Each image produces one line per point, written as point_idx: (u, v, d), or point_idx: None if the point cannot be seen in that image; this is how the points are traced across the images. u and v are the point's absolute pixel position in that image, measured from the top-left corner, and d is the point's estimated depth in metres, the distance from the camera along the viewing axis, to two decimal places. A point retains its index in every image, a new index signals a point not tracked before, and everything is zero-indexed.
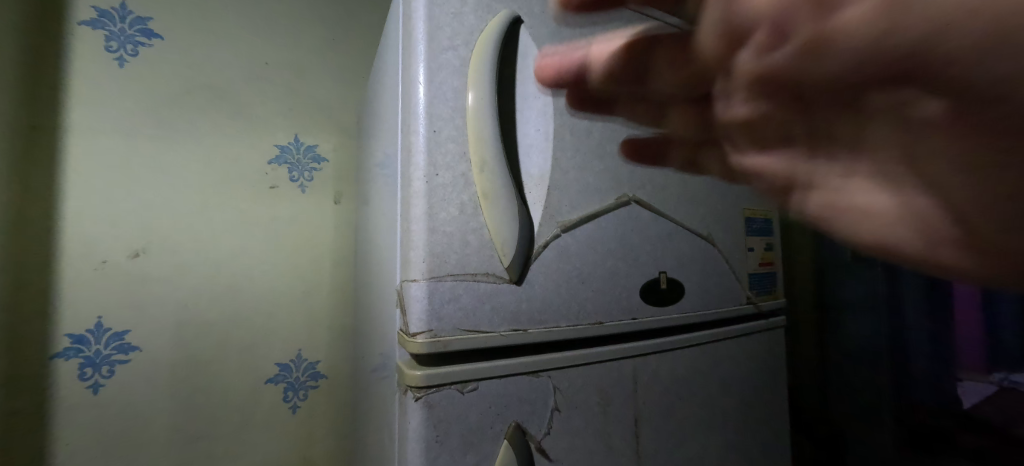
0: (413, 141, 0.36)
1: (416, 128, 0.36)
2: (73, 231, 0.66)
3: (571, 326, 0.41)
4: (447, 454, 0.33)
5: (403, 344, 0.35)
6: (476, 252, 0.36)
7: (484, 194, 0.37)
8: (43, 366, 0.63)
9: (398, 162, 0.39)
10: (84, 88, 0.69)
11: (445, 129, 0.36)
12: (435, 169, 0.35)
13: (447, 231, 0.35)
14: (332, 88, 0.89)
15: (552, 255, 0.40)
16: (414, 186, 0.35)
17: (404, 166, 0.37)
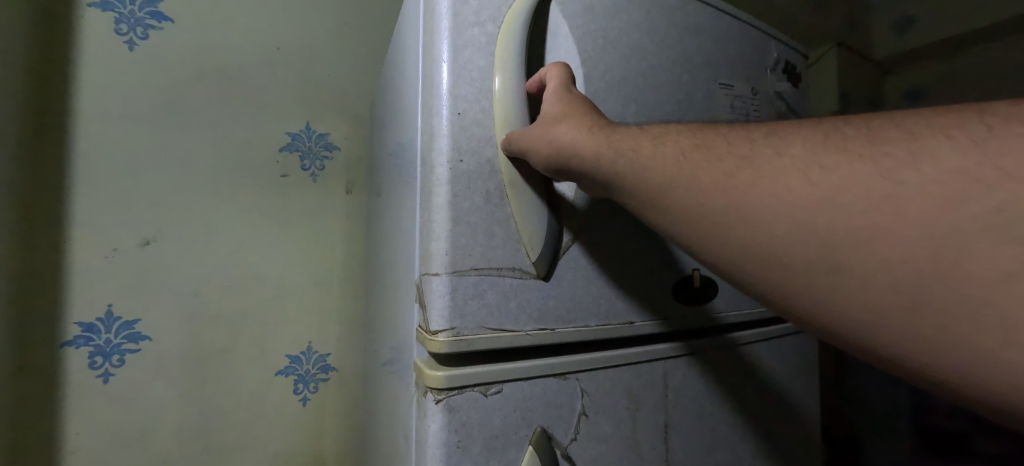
0: (435, 124, 0.33)
1: (439, 110, 0.33)
2: (84, 218, 0.65)
3: (600, 326, 0.38)
4: (470, 461, 0.31)
5: (423, 342, 0.33)
6: (502, 245, 0.34)
7: (511, 183, 0.34)
8: (53, 355, 0.62)
9: (419, 148, 0.36)
10: (93, 71, 0.67)
11: (469, 111, 0.34)
12: (459, 155, 0.33)
13: (471, 222, 0.33)
14: (342, 74, 0.86)
15: (583, 250, 0.38)
16: (436, 173, 0.32)
17: (425, 152, 0.34)
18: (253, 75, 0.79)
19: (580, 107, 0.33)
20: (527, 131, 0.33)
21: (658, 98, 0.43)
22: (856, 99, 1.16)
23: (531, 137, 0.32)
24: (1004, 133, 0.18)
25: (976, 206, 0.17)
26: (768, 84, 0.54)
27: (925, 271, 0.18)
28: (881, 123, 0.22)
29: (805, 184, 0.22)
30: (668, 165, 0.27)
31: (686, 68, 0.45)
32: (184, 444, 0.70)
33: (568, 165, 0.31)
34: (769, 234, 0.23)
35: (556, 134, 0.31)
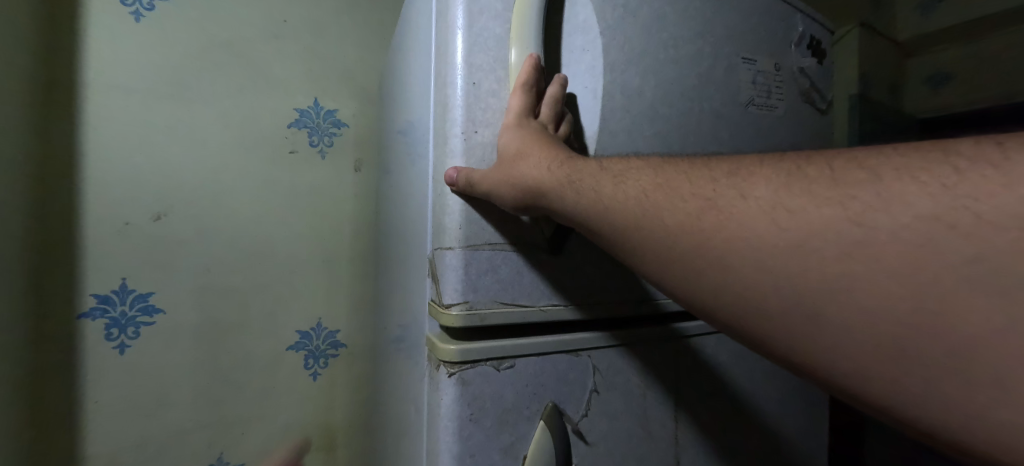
0: (449, 94, 0.32)
1: (453, 80, 0.32)
2: (94, 192, 0.65)
3: (592, 309, 0.37)
4: (482, 434, 0.31)
5: (435, 315, 0.33)
6: (514, 221, 0.34)
7: (490, 208, 0.33)
8: (70, 325, 0.63)
9: (431, 122, 0.35)
10: (100, 42, 0.66)
11: (484, 81, 0.32)
12: (473, 125, 0.32)
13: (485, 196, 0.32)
14: (351, 50, 0.84)
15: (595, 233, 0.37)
16: (451, 144, 0.32)
17: (438, 125, 0.34)
18: (260, 49, 0.77)
19: (541, 136, 0.31)
20: (489, 173, 0.30)
21: (678, 74, 0.41)
22: (880, 82, 1.11)
23: (492, 179, 0.30)
24: (972, 175, 0.16)
25: (953, 254, 0.16)
26: (792, 59, 0.52)
27: (907, 323, 0.17)
28: (845, 163, 0.20)
29: (772, 228, 0.21)
30: (630, 205, 0.26)
31: (709, 40, 0.44)
32: (199, 413, 0.72)
33: (527, 204, 0.30)
34: (739, 281, 0.22)
35: (519, 173, 0.30)
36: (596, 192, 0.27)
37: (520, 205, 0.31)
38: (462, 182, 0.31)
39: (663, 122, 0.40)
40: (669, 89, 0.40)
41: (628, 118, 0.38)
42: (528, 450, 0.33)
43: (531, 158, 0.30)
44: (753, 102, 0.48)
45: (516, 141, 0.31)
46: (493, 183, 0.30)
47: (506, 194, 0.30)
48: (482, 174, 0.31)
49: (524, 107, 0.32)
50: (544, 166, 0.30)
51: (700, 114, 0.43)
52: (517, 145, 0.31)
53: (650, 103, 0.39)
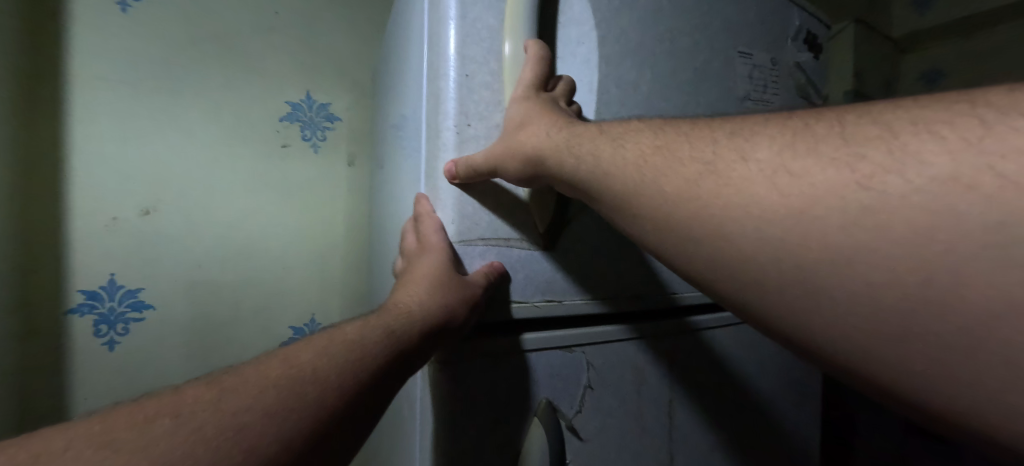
0: (442, 87, 0.31)
1: (444, 72, 0.31)
2: (81, 186, 0.64)
3: (581, 302, 0.37)
4: (477, 430, 0.31)
5: None
6: (509, 215, 0.33)
7: (488, 189, 0.32)
8: (58, 322, 0.62)
9: (423, 115, 0.35)
10: (86, 32, 0.65)
11: (477, 74, 0.32)
12: (466, 118, 0.32)
13: (477, 193, 0.32)
14: (346, 43, 0.83)
15: (592, 223, 0.37)
16: (443, 137, 0.32)
17: (431, 116, 0.33)
18: (251, 42, 0.76)
19: (549, 107, 0.30)
20: (480, 157, 0.30)
21: (674, 63, 0.41)
22: (874, 78, 1.12)
23: (494, 150, 0.30)
24: (1003, 128, 0.15)
25: (972, 219, 0.15)
26: (789, 54, 0.52)
27: (912, 297, 0.16)
28: (857, 119, 0.20)
29: (772, 193, 0.20)
30: (631, 170, 0.26)
31: (705, 34, 0.43)
32: None
33: (529, 176, 0.30)
34: (738, 251, 0.21)
35: (521, 142, 0.30)
36: (600, 154, 0.27)
37: (522, 177, 0.30)
38: (455, 167, 0.31)
39: (659, 115, 0.40)
40: (665, 81, 0.40)
41: (624, 111, 0.38)
42: (523, 445, 0.33)
43: (533, 125, 0.30)
44: (749, 97, 0.47)
45: (519, 112, 0.31)
46: (493, 153, 0.30)
47: (512, 162, 0.30)
48: (477, 157, 0.30)
49: (537, 78, 0.31)
50: (545, 139, 0.29)
51: (696, 107, 0.43)
52: (520, 112, 0.31)
53: (652, 94, 0.39)
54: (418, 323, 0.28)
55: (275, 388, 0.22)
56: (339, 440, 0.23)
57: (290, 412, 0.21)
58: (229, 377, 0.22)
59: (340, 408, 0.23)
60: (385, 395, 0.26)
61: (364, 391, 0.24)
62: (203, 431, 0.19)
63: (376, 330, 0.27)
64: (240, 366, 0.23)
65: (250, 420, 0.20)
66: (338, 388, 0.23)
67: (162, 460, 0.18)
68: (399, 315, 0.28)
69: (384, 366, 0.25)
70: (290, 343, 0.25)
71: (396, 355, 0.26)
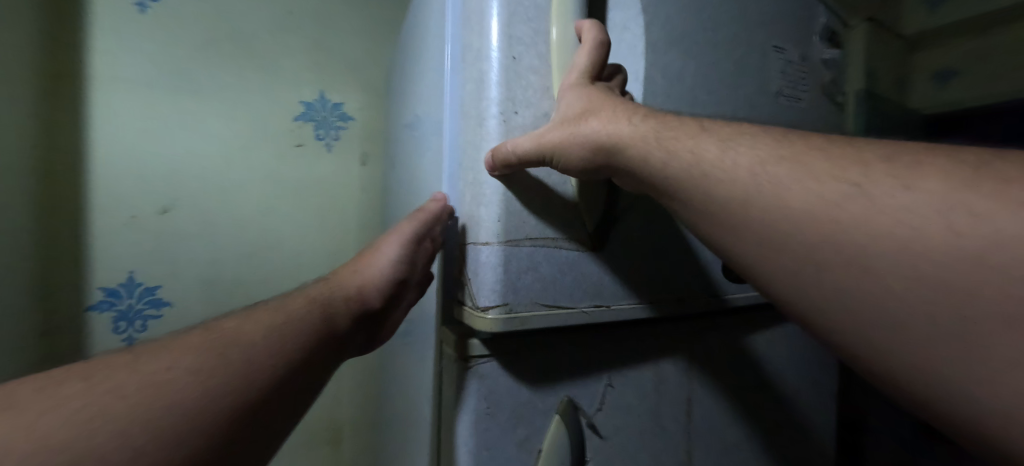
0: (487, 69, 0.31)
1: (491, 53, 0.31)
2: (100, 185, 0.65)
3: (627, 305, 0.37)
4: (501, 425, 0.31)
5: (468, 319, 0.32)
6: (556, 214, 0.33)
7: (535, 182, 0.32)
8: (79, 318, 0.64)
9: (461, 101, 0.35)
10: (105, 33, 0.66)
11: (524, 56, 0.32)
12: (513, 105, 0.32)
13: (524, 192, 0.32)
14: (357, 42, 0.84)
15: (637, 218, 0.37)
16: (487, 125, 0.32)
17: (472, 101, 0.33)
18: (266, 41, 0.77)
19: (607, 94, 0.29)
20: (527, 144, 0.28)
21: (706, 60, 0.40)
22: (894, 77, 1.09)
23: (557, 139, 0.28)
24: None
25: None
26: (815, 51, 0.51)
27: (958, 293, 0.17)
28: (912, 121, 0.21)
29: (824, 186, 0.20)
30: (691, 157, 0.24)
31: (742, 27, 0.43)
32: None
33: (592, 169, 0.29)
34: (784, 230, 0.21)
35: (583, 128, 0.27)
36: (668, 140, 0.25)
37: (582, 167, 0.29)
38: (497, 153, 0.30)
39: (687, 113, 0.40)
40: (705, 73, 0.40)
41: (670, 102, 0.38)
42: (543, 443, 0.33)
43: (595, 111, 0.28)
44: (782, 93, 0.47)
45: (576, 101, 0.29)
46: (553, 139, 0.28)
47: (571, 148, 0.28)
48: (525, 142, 0.29)
49: (594, 65, 0.30)
50: (612, 131, 0.27)
51: (737, 101, 0.43)
52: (580, 100, 0.29)
53: (685, 86, 0.39)
54: (340, 294, 0.34)
55: (196, 351, 0.24)
56: (275, 401, 0.25)
57: (214, 371, 0.23)
58: (144, 346, 0.24)
59: (269, 371, 0.25)
60: (322, 358, 0.29)
61: (294, 351, 0.27)
62: (120, 388, 0.21)
63: (299, 300, 0.31)
64: (163, 339, 0.25)
65: (173, 376, 0.22)
66: (264, 353, 0.25)
67: (76, 416, 0.19)
68: (324, 289, 0.33)
69: (310, 327, 0.29)
70: (213, 319, 0.28)
71: (325, 317, 0.31)
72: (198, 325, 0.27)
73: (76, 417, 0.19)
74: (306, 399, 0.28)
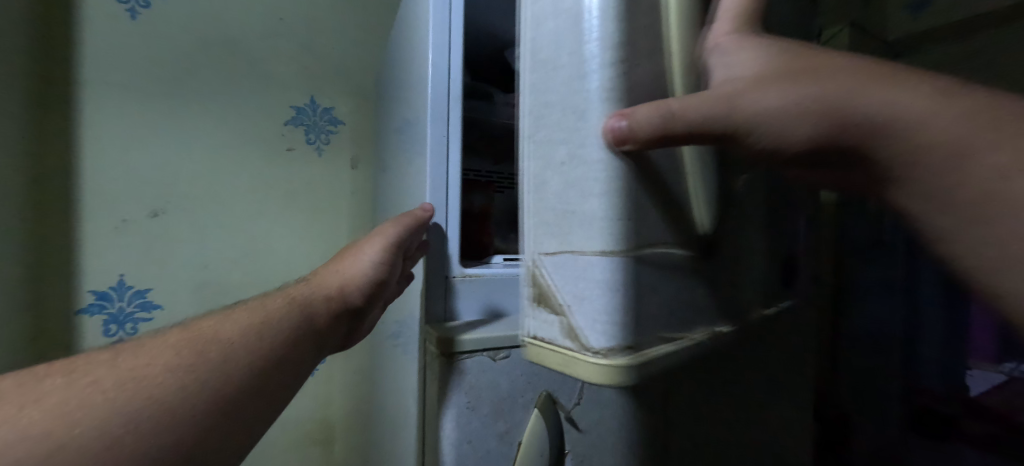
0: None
1: None
2: (91, 189, 0.65)
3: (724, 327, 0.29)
4: (481, 420, 0.33)
5: (574, 364, 0.21)
6: (676, 203, 0.24)
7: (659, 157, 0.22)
8: (70, 321, 0.64)
9: (543, 38, 0.24)
10: (95, 39, 0.66)
11: None
12: (637, 42, 0.21)
13: (649, 171, 0.22)
14: (347, 47, 0.85)
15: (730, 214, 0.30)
16: (592, 65, 0.21)
17: (567, 31, 0.22)
18: (258, 47, 0.78)
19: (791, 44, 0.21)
20: (698, 102, 0.20)
21: None
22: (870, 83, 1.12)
23: (761, 108, 0.20)
24: None
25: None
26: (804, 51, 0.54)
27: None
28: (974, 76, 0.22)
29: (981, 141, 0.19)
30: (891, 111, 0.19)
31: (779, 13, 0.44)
32: None
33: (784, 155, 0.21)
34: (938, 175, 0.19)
35: (797, 98, 0.19)
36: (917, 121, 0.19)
37: (770, 153, 0.21)
38: (651, 115, 0.19)
39: None
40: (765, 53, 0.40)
41: None
42: (523, 436, 0.34)
43: (806, 76, 0.20)
44: None
45: (757, 59, 0.21)
46: (761, 108, 0.20)
47: (779, 122, 0.20)
48: (701, 109, 0.20)
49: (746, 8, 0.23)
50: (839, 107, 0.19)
51: None
52: (774, 58, 0.20)
53: None
54: (317, 294, 0.37)
55: (174, 348, 0.26)
56: (250, 390, 0.27)
57: (191, 367, 0.26)
58: (126, 346, 0.26)
59: (242, 369, 0.27)
60: (298, 353, 0.32)
61: (269, 344, 0.30)
62: (100, 382, 0.23)
63: (277, 301, 0.34)
64: (144, 338, 0.28)
65: (149, 372, 0.24)
66: (239, 349, 0.28)
67: (58, 406, 0.21)
68: (300, 290, 0.36)
69: (287, 324, 0.32)
70: (190, 321, 0.30)
71: (302, 315, 0.34)
72: (178, 325, 0.29)
73: (60, 407, 0.21)
74: (281, 392, 0.30)
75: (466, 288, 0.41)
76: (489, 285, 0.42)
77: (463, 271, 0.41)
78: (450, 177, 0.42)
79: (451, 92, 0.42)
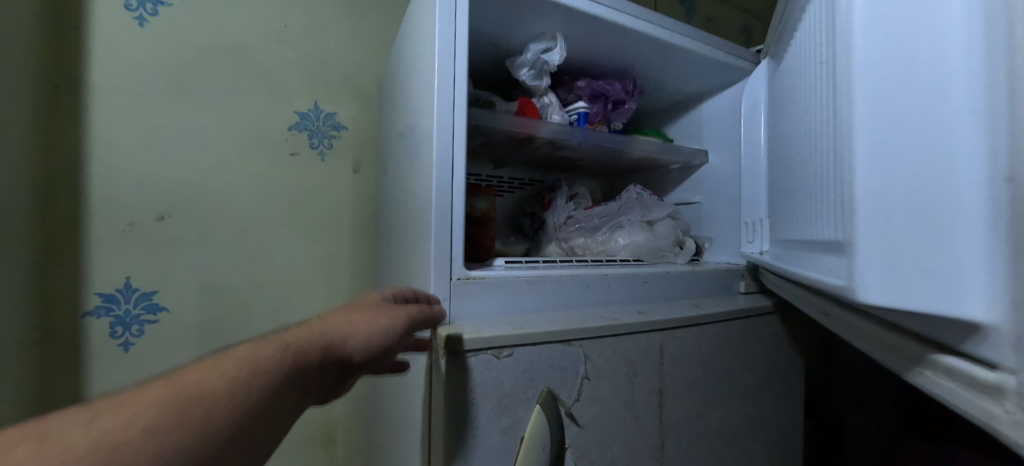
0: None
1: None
2: (99, 194, 0.66)
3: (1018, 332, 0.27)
4: (484, 416, 0.35)
5: None
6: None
7: None
8: (77, 324, 0.65)
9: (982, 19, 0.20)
10: (103, 47, 0.67)
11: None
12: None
13: None
14: (351, 54, 0.87)
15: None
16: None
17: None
18: (262, 54, 0.79)
19: None
20: None
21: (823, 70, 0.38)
22: None
23: None
24: None
25: None
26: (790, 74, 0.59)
27: None
28: None
29: None
30: None
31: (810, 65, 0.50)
32: None
33: None
34: None
35: None
36: None
37: None
38: None
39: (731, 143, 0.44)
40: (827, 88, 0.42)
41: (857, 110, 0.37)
42: (525, 431, 0.36)
43: None
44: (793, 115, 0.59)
45: None
46: None
47: None
48: None
49: None
50: None
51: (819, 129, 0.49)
52: None
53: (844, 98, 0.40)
54: (319, 343, 0.34)
55: (155, 407, 0.25)
56: (229, 455, 0.27)
57: (172, 432, 0.25)
58: (103, 401, 0.25)
59: (225, 431, 0.27)
60: (281, 409, 0.31)
61: (258, 403, 0.29)
62: (73, 450, 0.22)
63: (270, 351, 0.32)
64: (122, 390, 0.26)
65: (126, 438, 0.23)
66: (223, 411, 0.27)
67: None
68: (298, 336, 0.34)
69: (278, 379, 0.31)
70: (180, 367, 0.29)
71: (296, 369, 0.32)
72: (160, 375, 0.28)
73: None
74: (258, 449, 0.30)
75: (468, 290, 0.43)
76: (491, 287, 0.44)
77: (465, 273, 0.43)
78: (455, 182, 0.43)
79: (456, 101, 0.44)
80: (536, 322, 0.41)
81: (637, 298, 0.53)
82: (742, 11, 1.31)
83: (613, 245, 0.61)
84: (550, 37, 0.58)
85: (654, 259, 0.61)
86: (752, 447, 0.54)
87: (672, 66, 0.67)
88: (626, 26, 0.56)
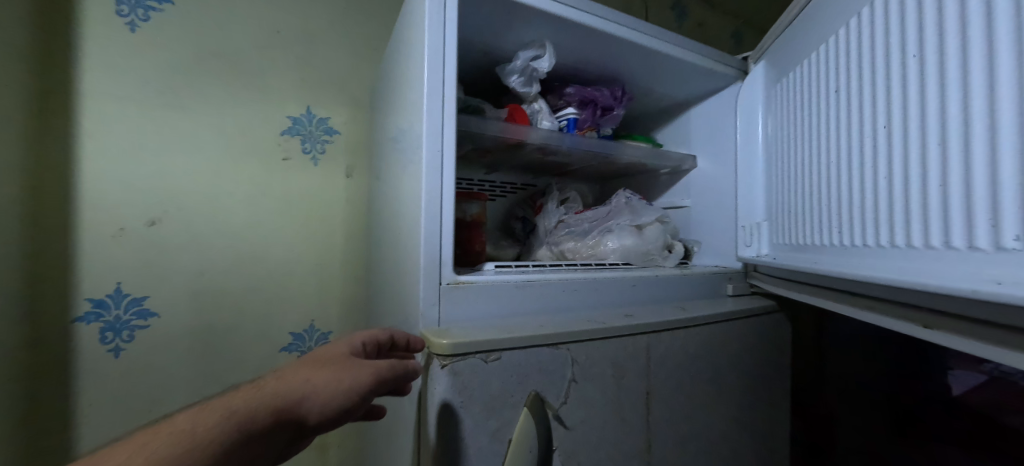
0: None
1: None
2: (89, 199, 0.66)
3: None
4: (471, 419, 0.35)
5: None
6: None
7: None
8: (66, 330, 0.65)
9: None
10: (94, 52, 0.68)
11: None
12: None
13: None
14: (344, 59, 0.87)
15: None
16: None
17: None
18: (255, 59, 0.80)
19: None
20: None
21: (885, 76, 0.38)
22: None
23: None
24: None
25: None
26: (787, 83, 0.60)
27: None
28: None
29: None
30: None
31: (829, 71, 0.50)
32: None
33: None
34: None
35: None
36: None
37: None
38: None
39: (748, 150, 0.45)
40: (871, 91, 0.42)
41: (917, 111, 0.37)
42: (513, 433, 0.37)
43: None
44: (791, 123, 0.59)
45: None
46: None
47: None
48: None
49: None
50: None
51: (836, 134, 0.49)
52: None
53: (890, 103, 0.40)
54: (276, 400, 0.32)
55: None
56: None
57: None
58: None
59: None
60: None
61: None
62: None
63: (217, 416, 0.30)
64: None
65: None
66: None
67: None
68: (256, 394, 0.32)
69: (225, 445, 0.29)
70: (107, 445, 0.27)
71: (246, 434, 0.30)
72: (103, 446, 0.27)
73: None
74: None
75: (457, 294, 0.43)
76: (479, 292, 0.44)
77: (454, 278, 0.44)
78: (444, 188, 0.44)
79: (445, 109, 0.44)
80: (524, 325, 0.41)
81: (626, 302, 0.53)
82: (731, 17, 1.33)
83: (602, 248, 0.62)
84: (539, 44, 0.59)
85: (643, 263, 0.62)
86: (738, 448, 0.55)
87: (660, 73, 0.69)
88: (614, 34, 0.57)
